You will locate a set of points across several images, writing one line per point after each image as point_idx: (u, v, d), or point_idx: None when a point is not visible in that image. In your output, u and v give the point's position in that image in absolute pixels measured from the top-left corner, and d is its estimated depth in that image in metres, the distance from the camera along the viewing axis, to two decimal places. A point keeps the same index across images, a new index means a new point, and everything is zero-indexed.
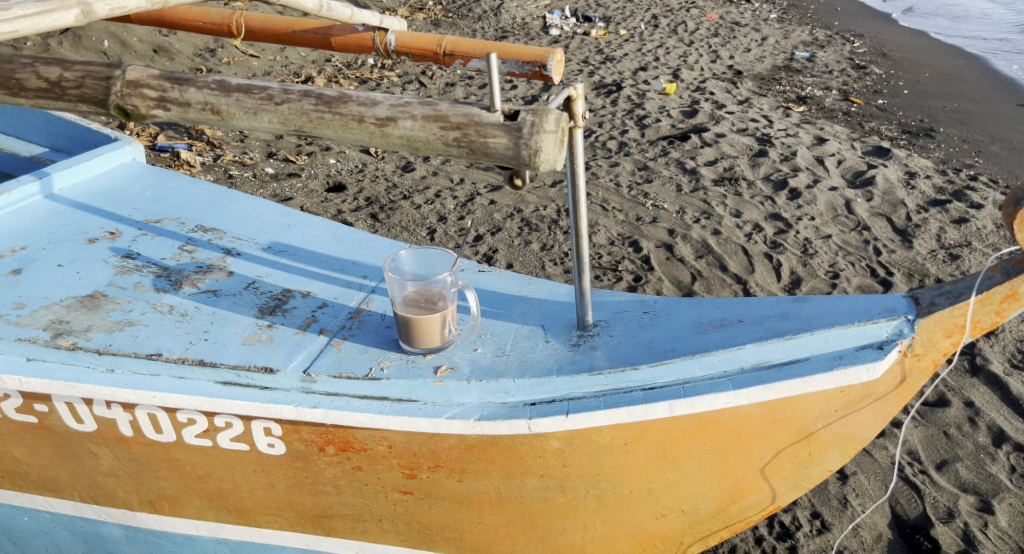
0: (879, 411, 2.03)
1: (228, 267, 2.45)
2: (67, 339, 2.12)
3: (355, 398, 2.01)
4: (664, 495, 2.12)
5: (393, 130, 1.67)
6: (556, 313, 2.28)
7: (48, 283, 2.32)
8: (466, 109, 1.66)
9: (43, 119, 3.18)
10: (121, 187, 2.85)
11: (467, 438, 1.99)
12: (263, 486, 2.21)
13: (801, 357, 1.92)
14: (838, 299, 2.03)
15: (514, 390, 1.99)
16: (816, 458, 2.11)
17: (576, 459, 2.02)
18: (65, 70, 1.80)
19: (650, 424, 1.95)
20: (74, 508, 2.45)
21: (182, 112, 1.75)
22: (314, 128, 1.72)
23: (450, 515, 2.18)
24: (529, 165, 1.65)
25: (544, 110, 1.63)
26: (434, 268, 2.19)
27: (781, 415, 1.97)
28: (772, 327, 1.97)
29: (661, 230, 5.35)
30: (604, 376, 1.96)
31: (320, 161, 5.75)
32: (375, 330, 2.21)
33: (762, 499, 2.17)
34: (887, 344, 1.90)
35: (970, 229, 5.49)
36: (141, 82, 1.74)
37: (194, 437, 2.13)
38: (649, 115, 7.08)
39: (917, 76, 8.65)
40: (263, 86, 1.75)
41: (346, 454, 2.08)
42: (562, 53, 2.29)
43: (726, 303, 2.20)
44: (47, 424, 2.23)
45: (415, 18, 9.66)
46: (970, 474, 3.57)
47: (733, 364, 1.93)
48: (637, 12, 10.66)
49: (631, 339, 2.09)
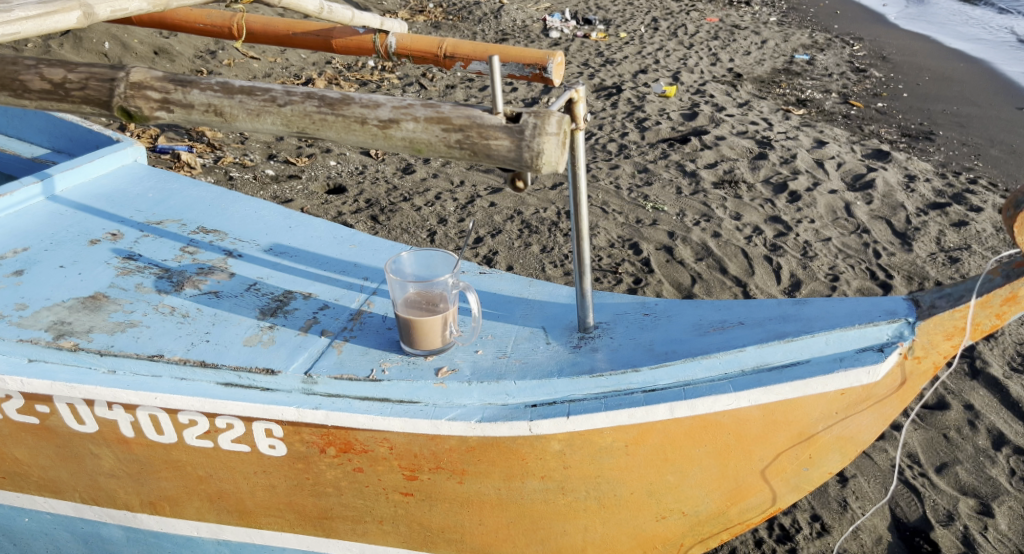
0: (880, 413, 2.04)
1: (230, 268, 2.46)
2: (70, 340, 2.13)
3: (357, 400, 2.02)
4: (665, 496, 2.12)
5: (396, 131, 1.68)
6: (557, 315, 2.28)
7: (50, 284, 2.32)
8: (469, 111, 1.67)
9: (44, 121, 3.19)
10: (122, 188, 2.86)
11: (468, 440, 1.99)
12: (264, 487, 2.21)
13: (801, 359, 1.92)
14: (838, 301, 2.03)
15: (515, 392, 2.00)
16: (817, 460, 2.12)
17: (577, 461, 2.02)
18: (69, 72, 1.80)
19: (651, 425, 1.95)
20: (75, 509, 2.45)
21: (185, 114, 1.75)
22: (317, 130, 1.72)
23: (450, 517, 2.18)
24: (530, 168, 1.65)
25: (546, 112, 1.64)
26: (436, 270, 2.20)
27: (781, 417, 1.97)
28: (772, 330, 1.97)
29: (661, 233, 5.36)
30: (605, 378, 1.96)
31: (320, 163, 5.76)
32: (376, 331, 2.21)
33: (762, 501, 2.17)
34: (888, 347, 1.90)
35: (970, 232, 5.49)
36: (145, 83, 1.75)
37: (195, 438, 2.14)
38: (649, 117, 7.09)
39: (917, 79, 8.66)
40: (266, 88, 1.75)
41: (347, 456, 2.08)
42: (563, 56, 2.29)
43: (726, 305, 2.21)
44: (48, 425, 2.24)
45: (415, 20, 9.66)
46: (970, 477, 3.57)
47: (733, 366, 1.93)
48: (637, 15, 10.67)
49: (632, 340, 2.10)
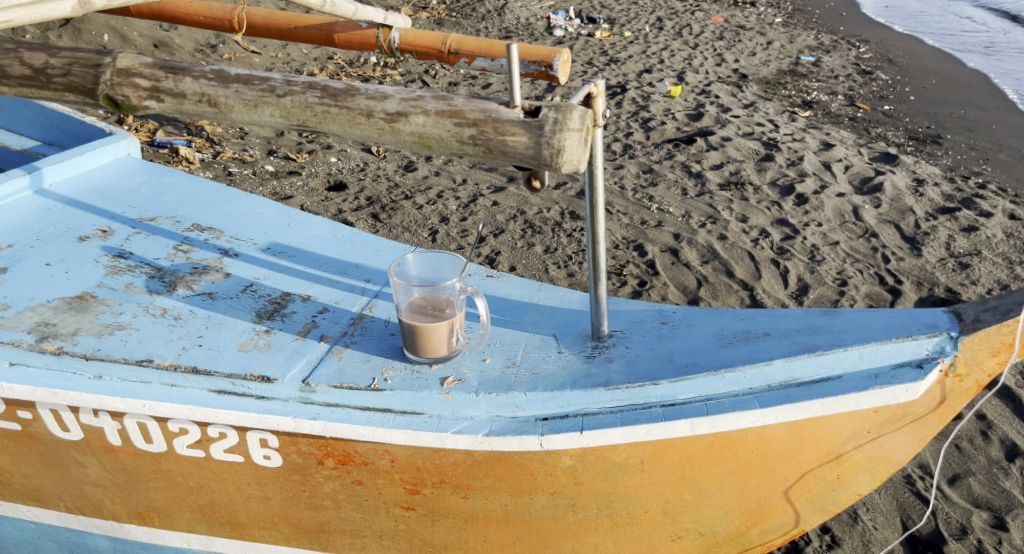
0: (915, 433, 1.93)
1: (225, 268, 2.35)
2: (53, 343, 2.01)
3: (357, 410, 1.90)
4: (682, 516, 2.00)
5: (405, 125, 1.57)
6: (568, 322, 2.17)
7: (34, 284, 2.20)
8: (484, 105, 1.55)
9: (35, 112, 3.07)
10: (115, 183, 2.73)
11: (475, 454, 1.88)
12: (258, 500, 2.10)
13: (833, 375, 1.80)
14: (871, 314, 1.92)
15: (525, 404, 1.89)
16: (845, 481, 2.01)
17: (588, 478, 1.91)
18: (51, 56, 1.69)
19: (669, 442, 1.83)
20: (60, 518, 2.34)
21: (176, 103, 1.63)
22: (319, 123, 1.60)
23: (453, 532, 2.06)
24: (549, 166, 1.53)
25: (568, 107, 1.52)
26: (442, 273, 2.07)
27: (809, 435, 1.86)
28: (801, 342, 1.86)
29: (667, 235, 5.25)
30: (621, 391, 1.85)
31: (321, 159, 5.64)
32: (378, 337, 2.10)
33: (785, 522, 2.07)
34: (927, 363, 1.78)
35: (980, 238, 5.38)
36: (133, 70, 1.63)
37: (186, 448, 2.02)
38: (654, 117, 6.98)
39: (923, 82, 8.55)
40: (264, 77, 1.64)
41: (346, 468, 1.97)
42: (569, 53, 2.15)
43: (749, 314, 2.10)
44: (31, 431, 2.12)
45: (418, 17, 9.55)
46: (983, 489, 3.46)
47: (759, 381, 1.81)
48: (642, 14, 10.56)
49: (650, 350, 1.99)
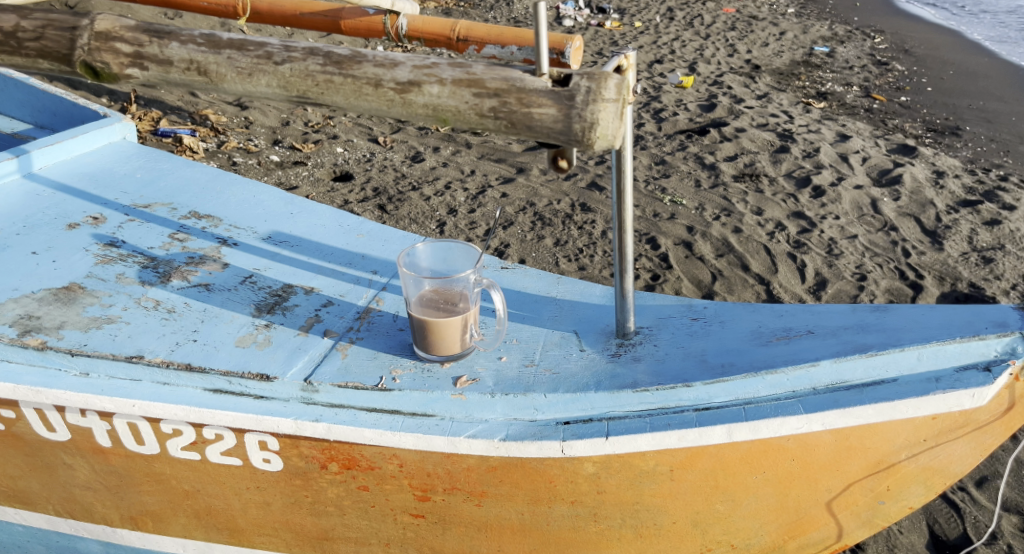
0: (976, 442, 1.77)
1: (223, 258, 2.20)
2: (36, 337, 1.86)
3: (362, 411, 1.76)
4: (713, 527, 1.85)
5: (417, 96, 1.41)
6: (590, 318, 2.02)
7: (19, 274, 2.06)
8: (506, 73, 1.40)
9: (25, 92, 2.93)
10: (108, 168, 2.59)
11: (490, 459, 1.73)
12: (258, 504, 1.96)
13: (888, 378, 1.64)
14: (928, 311, 1.77)
15: (545, 407, 1.73)
16: (895, 493, 1.85)
17: (613, 486, 1.76)
18: (22, 19, 1.55)
19: (703, 449, 1.69)
20: (48, 522, 2.20)
21: (162, 72, 1.49)
22: (321, 93, 1.45)
23: (465, 542, 1.92)
24: (580, 143, 1.38)
25: (602, 75, 1.37)
26: (454, 264, 1.92)
27: (857, 443, 1.71)
28: (850, 341, 1.70)
29: (680, 227, 5.08)
30: (650, 394, 1.70)
31: (327, 149, 5.49)
32: (386, 333, 1.95)
33: (826, 536, 1.91)
34: (996, 365, 1.62)
35: (1003, 231, 5.20)
36: (113, 34, 1.49)
37: (181, 450, 1.88)
38: (666, 108, 6.81)
39: (941, 73, 8.33)
40: (260, 43, 1.49)
41: (351, 472, 1.83)
42: (581, 40, 1.98)
43: (789, 310, 1.95)
44: (16, 431, 1.98)
45: (426, 6, 9.35)
46: (1013, 492, 3.30)
47: (804, 383, 1.66)
48: (653, 4, 10.34)
49: (681, 349, 1.84)
